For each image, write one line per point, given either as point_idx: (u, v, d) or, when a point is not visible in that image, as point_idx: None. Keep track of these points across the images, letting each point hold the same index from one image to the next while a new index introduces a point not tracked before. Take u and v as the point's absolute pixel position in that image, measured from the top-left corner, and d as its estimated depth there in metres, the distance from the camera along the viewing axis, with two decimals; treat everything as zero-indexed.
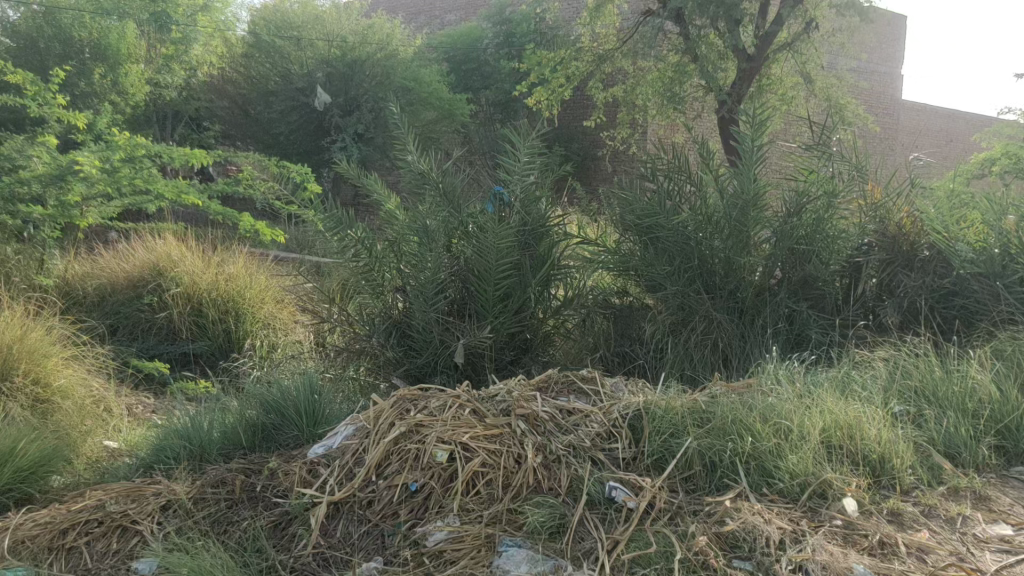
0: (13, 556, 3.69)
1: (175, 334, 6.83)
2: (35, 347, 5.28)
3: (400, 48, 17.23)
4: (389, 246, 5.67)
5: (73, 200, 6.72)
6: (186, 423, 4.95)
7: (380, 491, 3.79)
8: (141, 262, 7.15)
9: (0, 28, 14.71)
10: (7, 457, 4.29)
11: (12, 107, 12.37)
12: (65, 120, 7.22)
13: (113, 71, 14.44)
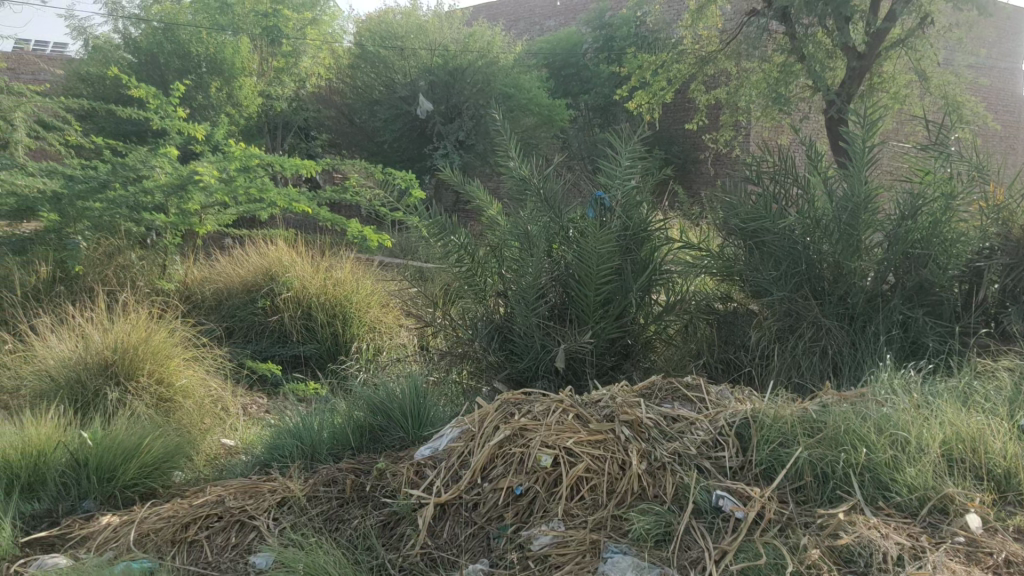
0: (140, 548, 3.91)
1: (286, 336, 7.08)
2: (159, 348, 5.52)
3: (501, 56, 17.42)
4: (492, 252, 5.73)
5: (193, 207, 7.04)
6: (298, 423, 5.11)
7: (485, 494, 3.84)
8: (255, 267, 7.41)
9: (124, 45, 15.67)
10: (134, 452, 4.57)
11: (137, 121, 13.12)
12: (184, 132, 7.54)
13: (228, 84, 15.06)
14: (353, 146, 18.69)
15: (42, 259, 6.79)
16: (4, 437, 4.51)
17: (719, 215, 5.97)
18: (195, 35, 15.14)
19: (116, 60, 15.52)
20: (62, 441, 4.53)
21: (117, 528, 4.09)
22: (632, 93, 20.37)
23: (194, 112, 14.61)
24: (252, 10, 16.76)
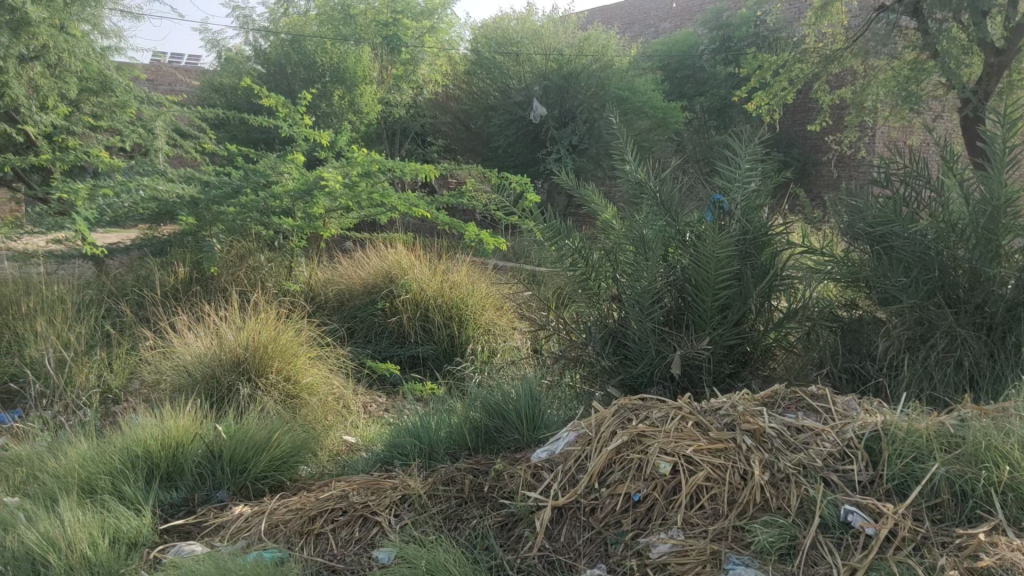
0: (270, 539, 4.08)
1: (403, 337, 7.25)
2: (287, 346, 5.75)
3: (615, 59, 17.39)
4: (606, 256, 5.69)
5: (318, 212, 7.31)
6: (416, 423, 5.23)
7: (603, 499, 3.82)
8: (376, 269, 7.62)
9: (255, 56, 16.63)
10: (264, 446, 4.77)
11: (266, 129, 13.85)
12: (309, 138, 7.83)
13: (351, 93, 15.57)
14: (469, 152, 18.87)
15: (180, 261, 7.10)
16: (146, 428, 4.80)
17: (843, 219, 5.77)
18: (320, 46, 15.92)
19: (247, 72, 16.43)
20: (198, 434, 4.78)
21: (248, 518, 4.29)
22: (750, 94, 19.92)
23: (319, 119, 15.23)
24: (373, 19, 17.95)
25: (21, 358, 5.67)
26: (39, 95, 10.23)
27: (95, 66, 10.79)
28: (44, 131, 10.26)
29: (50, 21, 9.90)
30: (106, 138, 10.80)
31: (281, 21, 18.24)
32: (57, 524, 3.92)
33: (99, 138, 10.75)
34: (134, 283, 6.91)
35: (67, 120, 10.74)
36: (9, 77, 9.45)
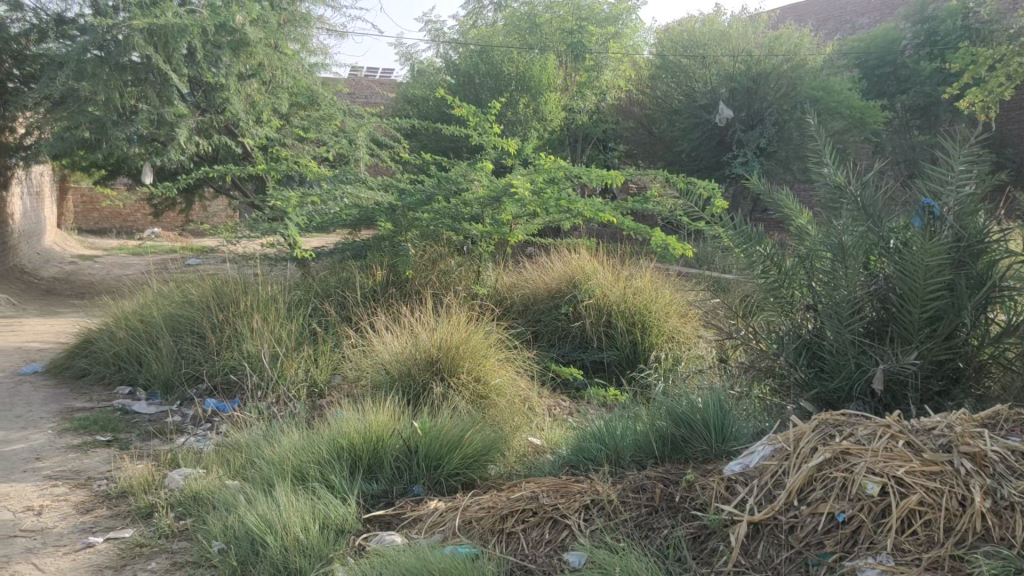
0: (465, 535, 4.22)
1: (586, 341, 7.30)
2: (476, 348, 5.92)
3: (808, 58, 16.71)
4: (800, 262, 5.42)
5: (505, 218, 7.48)
6: (602, 428, 5.23)
7: (803, 518, 3.61)
8: (560, 274, 7.67)
9: (446, 68, 17.35)
10: (457, 444, 4.92)
11: (457, 138, 14.35)
12: (498, 146, 7.99)
13: (535, 100, 15.89)
14: (652, 156, 18.73)
15: (378, 265, 7.46)
16: (347, 423, 5.06)
17: None
18: (508, 56, 16.51)
19: (438, 83, 16.99)
20: (396, 430, 4.99)
21: (443, 513, 4.46)
22: (960, 90, 18.53)
23: (508, 128, 15.62)
24: (558, 28, 17.56)
25: (240, 352, 6.17)
26: (255, 110, 11.13)
27: (303, 82, 11.57)
28: (260, 143, 11.17)
29: (265, 40, 10.77)
30: (312, 149, 11.56)
31: (468, 34, 18.28)
32: (274, 508, 4.22)
33: (306, 148, 11.56)
34: (337, 284, 7.31)
35: (279, 133, 11.62)
36: (230, 94, 10.45)
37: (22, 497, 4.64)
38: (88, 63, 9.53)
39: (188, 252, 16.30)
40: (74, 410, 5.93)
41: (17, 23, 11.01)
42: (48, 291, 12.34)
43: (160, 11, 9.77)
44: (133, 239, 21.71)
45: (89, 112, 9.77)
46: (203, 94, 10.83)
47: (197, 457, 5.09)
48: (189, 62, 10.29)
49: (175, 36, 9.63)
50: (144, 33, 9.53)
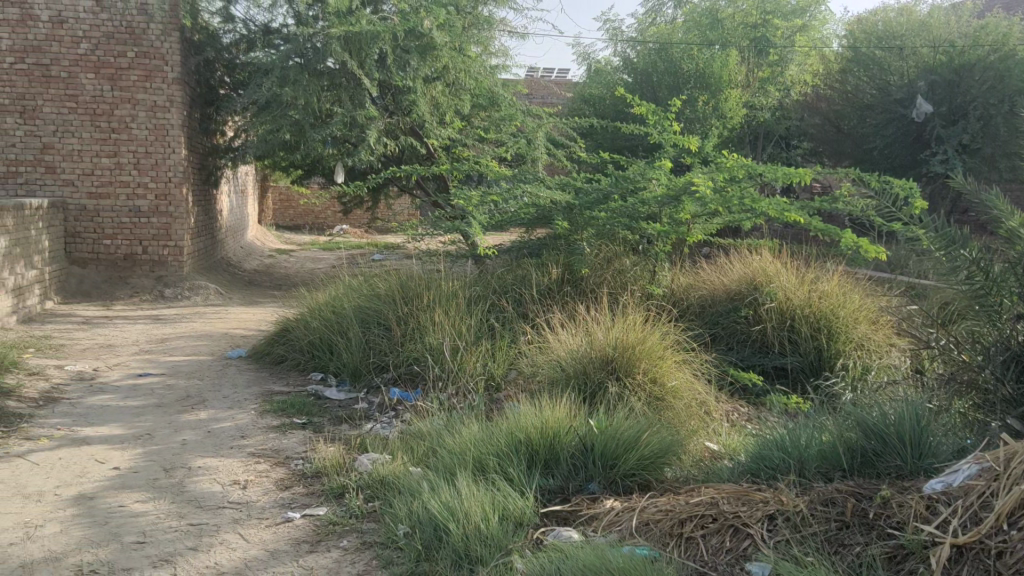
0: (641, 537, 4.17)
1: (767, 347, 7.08)
2: (653, 349, 5.85)
3: (1019, 48, 15.36)
4: (1010, 268, 4.96)
5: (684, 216, 7.28)
6: (785, 436, 5.00)
7: (1013, 543, 3.28)
8: (740, 276, 7.44)
9: (623, 66, 17.29)
10: (633, 445, 4.86)
11: (637, 137, 14.28)
12: (678, 145, 7.86)
13: (715, 97, 15.60)
14: (838, 154, 17.89)
15: (554, 263, 7.46)
16: (524, 417, 5.13)
17: None
18: (687, 53, 16.27)
19: (615, 82, 17.00)
20: (572, 426, 5.00)
21: (619, 513, 4.42)
22: None
23: (687, 126, 15.44)
24: (742, 23, 17.17)
25: (423, 344, 6.41)
26: (439, 112, 11.55)
27: (485, 83, 11.78)
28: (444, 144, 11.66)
29: (451, 44, 11.05)
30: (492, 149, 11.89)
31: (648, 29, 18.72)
32: (456, 496, 4.34)
33: (485, 149, 11.88)
34: (513, 282, 7.39)
35: (461, 133, 12.01)
36: (417, 96, 10.90)
37: (230, 471, 5.04)
38: (290, 69, 10.26)
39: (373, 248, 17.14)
40: (274, 392, 6.38)
41: (230, 34, 12.02)
42: (250, 283, 13.39)
43: (355, 18, 10.39)
44: (324, 237, 23.05)
45: (289, 115, 10.49)
46: (392, 98, 11.25)
47: (383, 443, 5.34)
48: (381, 67, 10.86)
49: (369, 42, 10.21)
50: (341, 40, 10.13)
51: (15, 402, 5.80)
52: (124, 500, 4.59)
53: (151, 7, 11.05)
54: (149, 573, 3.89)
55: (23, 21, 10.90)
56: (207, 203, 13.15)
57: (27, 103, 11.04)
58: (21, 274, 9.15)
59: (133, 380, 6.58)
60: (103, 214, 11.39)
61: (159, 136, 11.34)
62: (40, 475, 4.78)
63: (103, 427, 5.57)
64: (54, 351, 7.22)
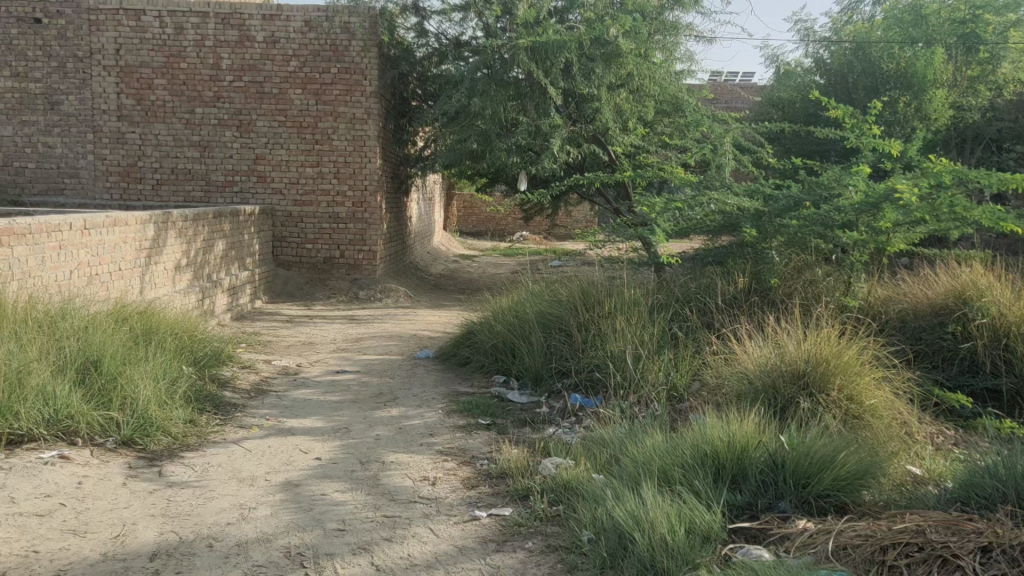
0: (837, 560, 3.92)
1: (978, 366, 6.58)
2: (850, 364, 5.56)
3: None
4: None
5: (885, 225, 6.76)
6: (998, 462, 4.59)
7: None
8: (947, 288, 6.94)
9: (815, 68, 16.66)
10: (829, 464, 4.63)
11: (832, 141, 13.76)
12: (878, 149, 7.42)
13: (918, 97, 14.73)
14: None
15: (740, 272, 7.27)
16: (711, 429, 5.01)
17: None
18: (886, 51, 15.42)
19: (808, 85, 16.51)
20: (762, 442, 4.84)
21: (812, 535, 4.19)
22: None
23: (885, 129, 14.62)
24: (949, 18, 15.20)
25: (604, 351, 6.41)
26: (623, 118, 11.52)
27: (671, 90, 11.66)
28: (625, 151, 11.50)
29: (637, 51, 10.94)
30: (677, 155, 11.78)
31: (843, 30, 16.71)
32: (641, 506, 4.27)
33: (669, 154, 11.80)
34: (697, 291, 7.26)
35: (643, 139, 11.87)
36: (602, 104, 10.94)
37: (420, 468, 5.25)
38: (478, 81, 10.82)
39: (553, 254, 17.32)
40: (460, 393, 6.60)
41: (423, 48, 12.45)
42: (436, 286, 13.93)
43: (543, 30, 10.58)
44: (505, 243, 23.70)
45: (478, 125, 11.03)
46: (575, 106, 11.47)
47: (566, 447, 5.38)
48: (567, 76, 11.03)
49: (556, 51, 10.34)
50: (528, 50, 10.46)
51: (230, 392, 6.33)
52: (326, 489, 4.89)
53: (354, 25, 11.72)
54: (348, 559, 4.12)
55: (242, 43, 11.89)
56: (397, 210, 13.82)
57: (243, 118, 12.04)
58: (235, 274, 9.96)
59: (332, 376, 7.01)
60: (306, 220, 12.21)
61: (357, 146, 12.00)
62: (252, 461, 5.18)
63: (305, 419, 5.96)
64: (263, 347, 7.82)
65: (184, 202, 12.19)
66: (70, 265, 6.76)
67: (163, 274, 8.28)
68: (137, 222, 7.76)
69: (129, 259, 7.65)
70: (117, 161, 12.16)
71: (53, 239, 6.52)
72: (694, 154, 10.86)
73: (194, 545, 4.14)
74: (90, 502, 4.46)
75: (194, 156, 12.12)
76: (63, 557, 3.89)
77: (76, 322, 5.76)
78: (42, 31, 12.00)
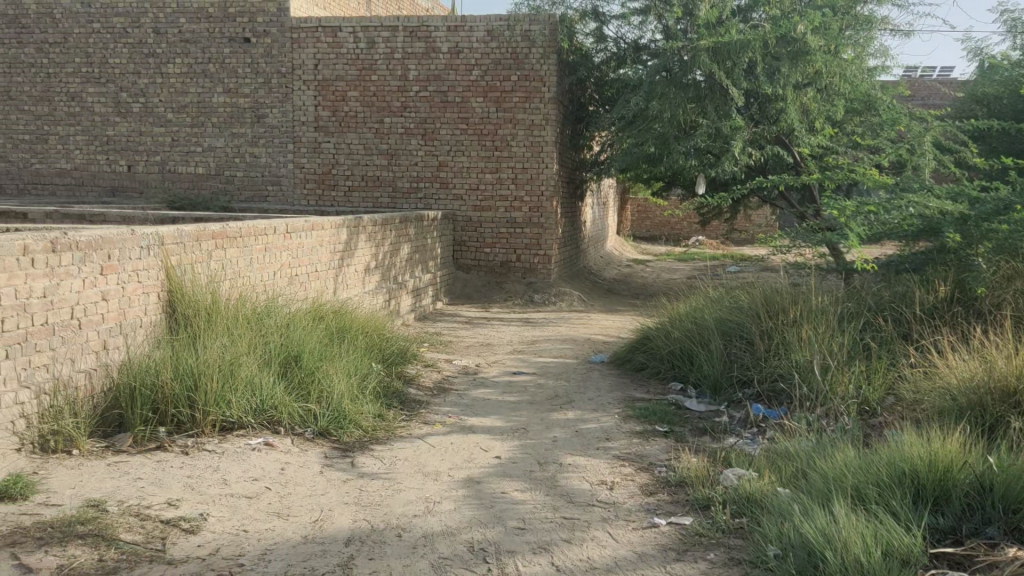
0: None
1: None
2: None
3: None
4: None
5: None
6: None
7: None
8: None
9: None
10: None
11: None
12: None
13: None
14: None
15: (941, 280, 6.82)
16: (908, 447, 4.70)
17: None
18: None
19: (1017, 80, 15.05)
20: (968, 464, 4.49)
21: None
22: None
23: None
24: None
25: (788, 361, 6.17)
26: (809, 119, 11.04)
27: (862, 88, 11.03)
28: (812, 152, 11.01)
29: (826, 48, 10.52)
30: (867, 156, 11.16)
31: None
32: (833, 524, 4.05)
33: (858, 155, 11.21)
34: (891, 300, 6.85)
35: (832, 140, 11.33)
36: (788, 104, 10.59)
37: (597, 471, 5.26)
38: (658, 83, 10.76)
39: (729, 260, 16.85)
40: (637, 399, 6.56)
41: (601, 53, 12.56)
42: (610, 291, 13.90)
43: (725, 30, 10.62)
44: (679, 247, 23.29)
45: (655, 129, 10.94)
46: (758, 107, 11.19)
47: (749, 459, 5.20)
48: (750, 76, 10.78)
49: (739, 52, 10.26)
50: (710, 52, 10.39)
51: (415, 389, 6.60)
52: (506, 488, 4.99)
53: (534, 33, 11.97)
54: (529, 558, 4.18)
55: (427, 54, 12.40)
56: (572, 216, 13.93)
57: (427, 126, 12.54)
58: (419, 277, 10.38)
59: (509, 377, 7.15)
60: (485, 225, 12.55)
61: (535, 152, 12.19)
62: (436, 457, 5.37)
63: (485, 418, 6.11)
64: (444, 346, 8.11)
65: (373, 208, 12.87)
66: (274, 266, 7.30)
67: (354, 275, 8.76)
68: (332, 225, 8.26)
69: (324, 261, 8.16)
70: (314, 169, 13.06)
71: (260, 241, 7.06)
72: (887, 155, 10.32)
73: (385, 534, 4.33)
74: (291, 487, 4.78)
75: (382, 164, 12.79)
76: (268, 537, 4.18)
77: (280, 319, 6.20)
78: (252, 49, 13.03)
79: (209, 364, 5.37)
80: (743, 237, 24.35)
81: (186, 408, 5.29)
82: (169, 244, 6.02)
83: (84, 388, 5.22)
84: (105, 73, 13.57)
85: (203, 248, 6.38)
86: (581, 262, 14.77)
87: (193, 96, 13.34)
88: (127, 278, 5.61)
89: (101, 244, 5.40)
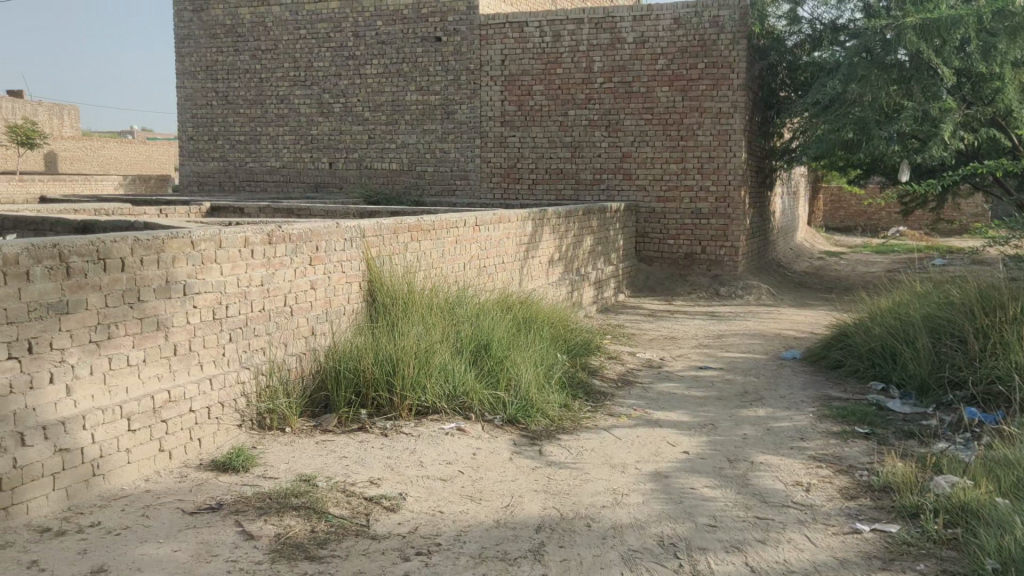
0: None
1: None
2: None
3: None
4: None
5: None
6: None
7: None
8: None
9: None
10: None
11: None
12: None
13: None
14: None
15: None
16: None
17: None
18: None
19: None
20: None
21: None
22: None
23: None
24: None
25: (1007, 362, 5.68)
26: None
27: None
28: None
29: None
30: None
31: None
32: None
33: None
34: None
35: None
36: (1005, 83, 10.04)
37: (791, 472, 5.06)
38: (859, 65, 10.22)
39: (931, 254, 15.70)
40: (833, 398, 6.26)
41: (795, 36, 12.02)
42: (801, 284, 13.34)
43: (933, 5, 10.01)
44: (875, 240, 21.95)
45: (852, 113, 10.31)
46: (970, 88, 10.42)
47: (962, 466, 4.82)
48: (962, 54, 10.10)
49: (949, 27, 9.62)
50: (916, 29, 9.78)
51: (600, 380, 6.62)
52: (696, 484, 4.90)
53: (723, 18, 11.67)
54: (722, 556, 4.07)
55: (613, 45, 12.35)
56: (761, 207, 13.47)
57: (612, 118, 12.51)
58: (601, 269, 10.40)
59: (695, 372, 7.03)
60: (669, 216, 12.38)
61: (722, 141, 11.90)
62: (622, 449, 5.37)
63: (671, 412, 6.03)
64: (628, 339, 8.08)
65: (555, 200, 13.01)
66: (464, 258, 7.56)
67: (538, 267, 8.90)
68: (519, 218, 8.42)
69: (511, 253, 8.35)
70: (500, 164, 13.36)
71: (452, 235, 7.33)
72: None
73: (574, 523, 4.37)
74: (482, 472, 4.92)
75: (566, 157, 12.89)
76: (463, 519, 4.33)
77: (470, 308, 6.41)
78: (443, 48, 13.50)
79: (406, 351, 5.63)
80: (949, 229, 22.64)
81: (385, 392, 5.57)
82: (370, 237, 6.37)
83: (296, 369, 5.63)
84: (310, 76, 14.50)
85: (400, 240, 6.72)
86: (770, 255, 14.26)
87: (388, 95, 14.01)
88: (333, 268, 6.00)
89: (311, 236, 5.79)
